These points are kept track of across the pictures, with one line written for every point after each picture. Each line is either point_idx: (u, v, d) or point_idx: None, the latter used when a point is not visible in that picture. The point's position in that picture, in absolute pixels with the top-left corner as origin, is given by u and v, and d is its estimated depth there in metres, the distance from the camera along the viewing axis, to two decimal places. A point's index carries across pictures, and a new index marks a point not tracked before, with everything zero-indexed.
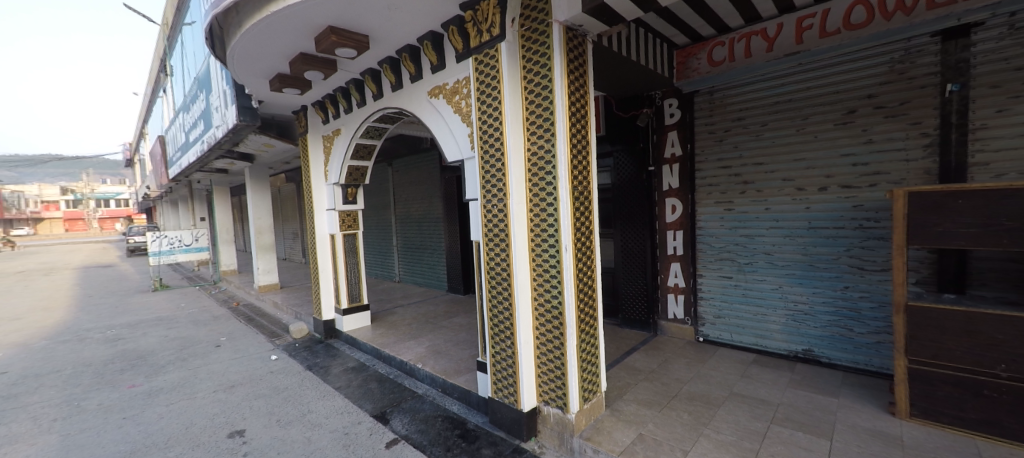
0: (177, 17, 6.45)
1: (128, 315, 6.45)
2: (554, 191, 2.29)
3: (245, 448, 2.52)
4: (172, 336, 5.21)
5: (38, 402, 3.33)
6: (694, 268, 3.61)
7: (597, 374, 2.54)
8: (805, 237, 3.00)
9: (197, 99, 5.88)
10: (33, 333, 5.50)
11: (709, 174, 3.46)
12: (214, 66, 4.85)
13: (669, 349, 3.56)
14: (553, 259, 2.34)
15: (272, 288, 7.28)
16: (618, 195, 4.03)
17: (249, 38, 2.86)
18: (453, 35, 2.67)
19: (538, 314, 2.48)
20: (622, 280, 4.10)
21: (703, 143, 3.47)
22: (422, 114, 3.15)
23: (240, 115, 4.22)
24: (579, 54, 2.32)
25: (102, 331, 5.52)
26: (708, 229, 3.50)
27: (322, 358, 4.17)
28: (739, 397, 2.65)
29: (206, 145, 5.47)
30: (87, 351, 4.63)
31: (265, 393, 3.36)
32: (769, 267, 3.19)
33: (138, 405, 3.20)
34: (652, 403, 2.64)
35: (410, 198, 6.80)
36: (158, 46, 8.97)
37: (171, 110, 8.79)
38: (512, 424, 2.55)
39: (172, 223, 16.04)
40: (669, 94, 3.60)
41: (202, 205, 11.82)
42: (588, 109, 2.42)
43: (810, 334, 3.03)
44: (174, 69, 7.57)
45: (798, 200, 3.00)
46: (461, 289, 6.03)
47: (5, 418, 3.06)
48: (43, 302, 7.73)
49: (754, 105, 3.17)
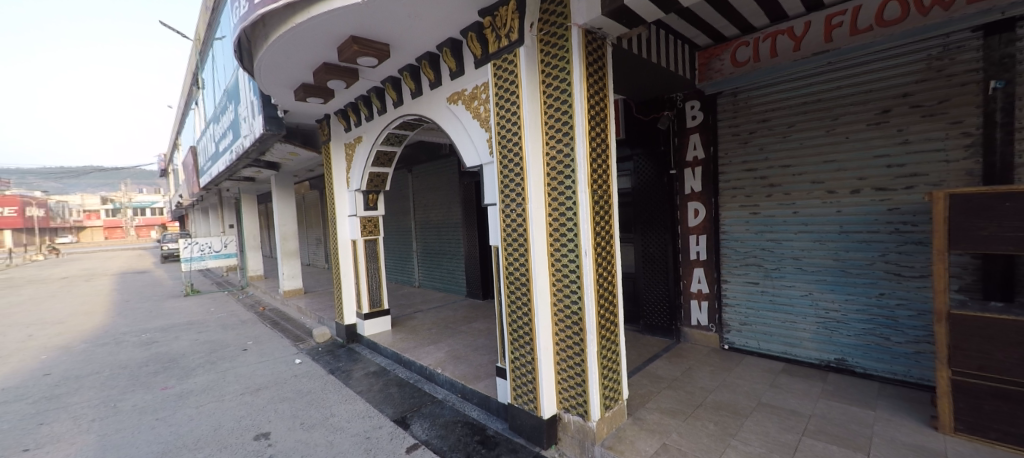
0: (208, 32, 6.73)
1: (162, 319, 6.72)
2: (573, 195, 2.27)
3: (270, 451, 2.57)
4: (202, 339, 5.40)
5: (80, 402, 3.50)
6: (718, 273, 3.52)
7: (618, 381, 2.49)
8: (836, 242, 2.88)
9: (226, 110, 6.11)
10: (75, 336, 5.78)
11: (733, 177, 3.37)
12: (242, 78, 5.03)
13: (692, 356, 3.47)
14: (572, 264, 2.32)
15: (297, 293, 7.45)
16: (638, 200, 3.97)
17: (275, 50, 2.95)
18: (473, 41, 2.69)
19: (558, 320, 2.45)
20: (643, 285, 4.03)
21: (727, 145, 3.39)
22: (442, 121, 3.18)
23: (266, 125, 4.35)
24: (599, 56, 2.31)
25: (138, 334, 5.77)
26: (733, 233, 3.41)
27: (345, 362, 4.24)
28: (768, 408, 2.55)
29: (235, 155, 5.68)
30: (124, 354, 4.84)
31: (289, 396, 3.43)
32: (798, 273, 3.08)
33: (170, 407, 3.32)
34: (675, 412, 2.58)
35: (429, 204, 6.88)
36: (190, 60, 9.40)
37: (202, 121, 9.16)
38: (532, 431, 2.53)
39: (203, 230, 16.73)
40: (691, 96, 3.54)
41: (230, 212, 12.26)
42: (608, 112, 2.40)
43: (842, 343, 2.91)
44: (205, 82, 7.89)
45: (828, 203, 2.89)
46: (481, 295, 6.04)
47: (49, 418, 3.22)
48: (84, 306, 8.13)
49: (780, 106, 3.08)
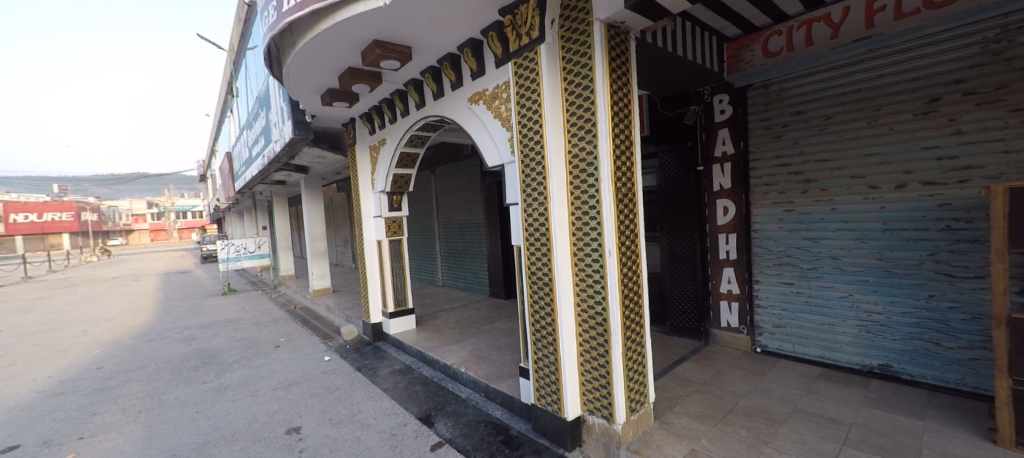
0: (241, 42, 7.02)
1: (202, 317, 7.08)
2: (596, 193, 2.23)
3: (301, 445, 2.66)
4: (238, 336, 5.66)
5: (128, 394, 3.73)
6: (750, 274, 3.38)
7: (644, 384, 2.44)
8: (880, 240, 2.71)
9: (258, 116, 6.36)
10: (125, 332, 6.18)
11: (765, 173, 3.23)
12: (272, 85, 5.23)
13: (722, 360, 3.35)
14: (596, 264, 2.28)
15: (326, 292, 7.70)
16: (664, 197, 3.87)
17: (302, 57, 3.05)
18: (493, 40, 2.69)
19: (581, 321, 2.42)
20: (670, 285, 3.92)
21: (759, 140, 3.26)
22: (463, 121, 3.20)
23: (295, 130, 4.50)
24: (622, 51, 2.26)
25: (180, 330, 6.11)
26: (765, 231, 3.26)
27: (371, 359, 4.34)
28: (804, 415, 2.43)
29: (267, 159, 5.92)
30: (167, 350, 5.13)
31: (318, 392, 3.54)
32: (837, 273, 2.92)
33: (209, 400, 3.49)
34: (704, 417, 2.49)
35: (452, 204, 6.96)
36: (225, 70, 9.87)
37: (237, 128, 9.61)
38: (555, 433, 2.51)
39: (238, 232, 17.57)
40: (719, 90, 3.42)
41: (264, 215, 12.81)
42: (632, 108, 2.34)
43: (887, 348, 2.73)
44: (239, 90, 8.24)
45: (870, 199, 2.73)
46: (503, 294, 6.06)
47: (101, 408, 3.45)
48: (133, 304, 8.69)
49: (816, 97, 2.93)
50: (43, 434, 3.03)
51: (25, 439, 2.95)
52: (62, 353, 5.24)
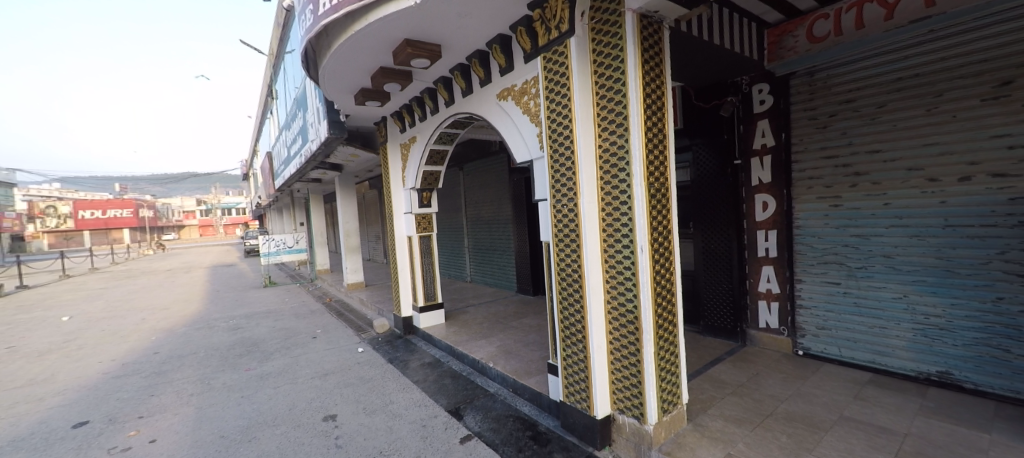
0: (280, 46, 7.33)
1: (245, 308, 7.50)
2: (627, 188, 2.18)
3: (337, 432, 2.76)
4: (279, 327, 5.95)
5: (181, 378, 4.00)
6: (791, 272, 3.22)
7: (677, 385, 2.37)
8: (939, 237, 2.51)
9: (296, 117, 6.63)
10: (178, 320, 6.65)
11: (809, 166, 3.06)
12: (309, 86, 5.43)
13: (761, 362, 3.20)
14: (627, 260, 2.23)
15: (359, 286, 7.96)
16: (697, 193, 3.75)
17: (337, 58, 3.15)
18: (522, 36, 2.67)
19: (612, 319, 2.38)
20: (704, 284, 3.80)
21: (802, 131, 3.09)
22: (492, 118, 3.21)
23: (331, 129, 4.66)
24: (655, 41, 2.19)
25: (226, 320, 6.51)
26: (809, 228, 3.09)
27: (402, 352, 4.46)
28: (852, 423, 2.28)
29: (304, 158, 6.19)
30: (215, 338, 5.47)
31: (352, 382, 3.67)
32: (889, 272, 2.73)
33: (252, 386, 3.69)
34: (741, 420, 2.40)
35: (480, 201, 7.01)
36: (265, 73, 10.36)
37: (276, 129, 10.05)
38: (585, 431, 2.48)
39: (278, 228, 18.49)
40: (758, 79, 3.27)
41: (301, 212, 13.40)
42: (665, 100, 2.27)
43: (947, 354, 2.52)
44: (278, 92, 8.60)
45: (929, 193, 2.52)
46: (531, 290, 6.05)
47: (157, 390, 3.73)
48: (184, 295, 9.33)
49: (868, 84, 2.74)
50: (108, 412, 3.30)
51: (93, 417, 3.22)
52: (124, 339, 5.69)
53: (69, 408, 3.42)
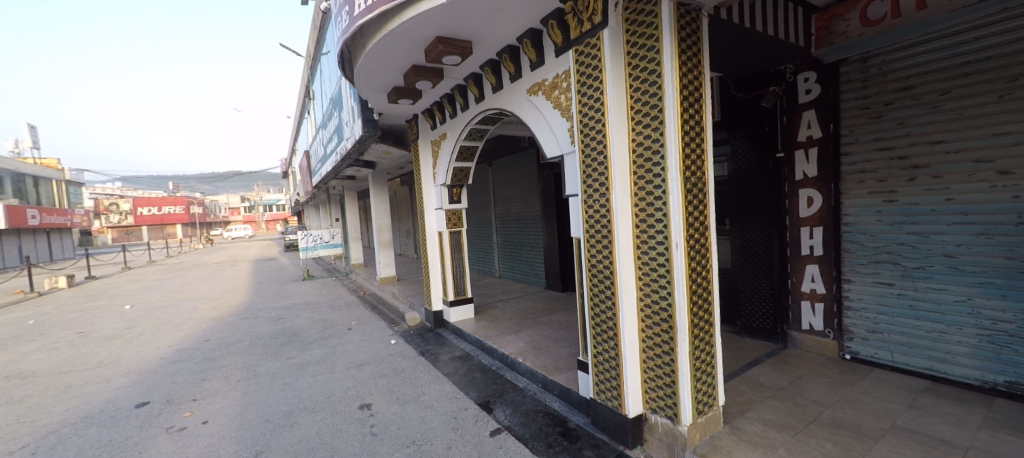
0: (317, 47, 7.57)
1: (286, 299, 7.89)
2: (662, 183, 2.12)
3: (372, 420, 2.86)
4: (317, 318, 6.21)
5: (229, 365, 4.26)
6: (839, 272, 3.04)
7: (714, 385, 2.29)
8: (1009, 235, 2.29)
9: (332, 116, 6.86)
10: (225, 310, 7.08)
11: (861, 158, 2.86)
12: (344, 86, 5.61)
13: (804, 365, 3.05)
14: (661, 257, 2.17)
15: (391, 280, 8.18)
16: (736, 187, 3.61)
17: (371, 57, 3.24)
18: (553, 29, 2.64)
19: (644, 317, 2.33)
20: (742, 282, 3.66)
21: (853, 121, 2.89)
22: (523, 113, 3.20)
23: (365, 127, 4.79)
24: (693, 30, 2.11)
25: (269, 311, 6.87)
26: (859, 224, 2.90)
27: (433, 345, 4.55)
28: (905, 433, 2.14)
29: (340, 156, 6.40)
30: (259, 327, 5.79)
31: (386, 373, 3.79)
32: (950, 273, 2.53)
33: (294, 374, 3.88)
34: (782, 425, 2.29)
35: (509, 197, 7.03)
36: (303, 75, 10.76)
37: (313, 128, 10.43)
38: (616, 429, 2.45)
39: (315, 223, 19.30)
40: (804, 67, 3.09)
41: (336, 208, 13.91)
42: (703, 91, 2.19)
43: (1017, 363, 2.31)
44: (315, 93, 8.91)
45: (1000, 187, 2.30)
46: (560, 287, 6.02)
47: (208, 375, 3.99)
48: (231, 286, 9.92)
49: (930, 69, 2.54)
50: (166, 393, 3.56)
51: (153, 398, 3.49)
52: (179, 326, 6.12)
53: (132, 389, 3.72)
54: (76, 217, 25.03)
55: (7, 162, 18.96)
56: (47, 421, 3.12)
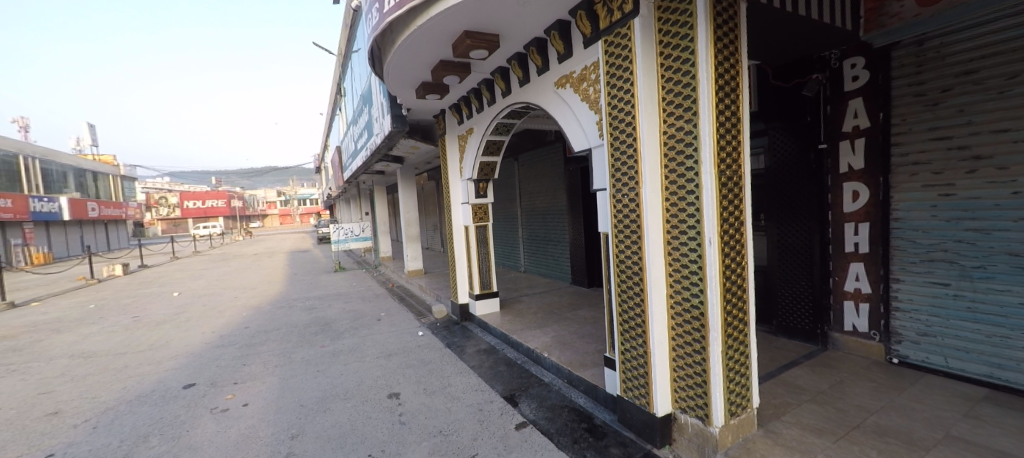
0: (348, 45, 7.75)
1: (319, 290, 8.20)
2: (695, 177, 2.05)
3: (400, 409, 2.94)
4: (348, 309, 6.42)
5: (267, 351, 4.47)
6: (886, 271, 2.86)
7: (748, 387, 2.21)
8: None
9: (362, 113, 7.02)
10: (263, 299, 7.44)
11: (914, 150, 2.67)
12: (373, 82, 5.72)
13: (846, 368, 2.90)
14: (693, 253, 2.10)
15: (418, 273, 8.35)
16: (773, 181, 3.45)
17: (400, 53, 3.28)
18: (582, 20, 2.59)
19: (675, 314, 2.27)
20: (779, 280, 3.51)
21: (906, 110, 2.70)
22: (551, 107, 3.17)
23: (393, 123, 4.89)
24: (730, 16, 2.02)
25: (303, 301, 7.16)
26: (910, 220, 2.71)
27: (459, 337, 4.62)
28: (960, 444, 1.99)
29: (369, 151, 6.56)
30: (294, 316, 6.04)
31: (413, 363, 3.87)
32: (1016, 274, 2.32)
33: (327, 362, 4.03)
34: (822, 431, 2.19)
35: (535, 191, 7.00)
36: (335, 74, 11.07)
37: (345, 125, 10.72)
38: (643, 428, 2.41)
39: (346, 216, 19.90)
40: (851, 53, 2.91)
41: (366, 202, 14.29)
42: (740, 79, 2.10)
43: None
44: (347, 91, 9.15)
45: None
46: (585, 282, 5.96)
47: (248, 360, 4.20)
48: (268, 276, 10.42)
49: (996, 51, 2.33)
50: (210, 376, 3.78)
51: (198, 380, 3.71)
52: (221, 313, 6.47)
53: (180, 371, 3.97)
54: (131, 211, 26.97)
55: (67, 160, 20.58)
56: (106, 398, 3.38)
